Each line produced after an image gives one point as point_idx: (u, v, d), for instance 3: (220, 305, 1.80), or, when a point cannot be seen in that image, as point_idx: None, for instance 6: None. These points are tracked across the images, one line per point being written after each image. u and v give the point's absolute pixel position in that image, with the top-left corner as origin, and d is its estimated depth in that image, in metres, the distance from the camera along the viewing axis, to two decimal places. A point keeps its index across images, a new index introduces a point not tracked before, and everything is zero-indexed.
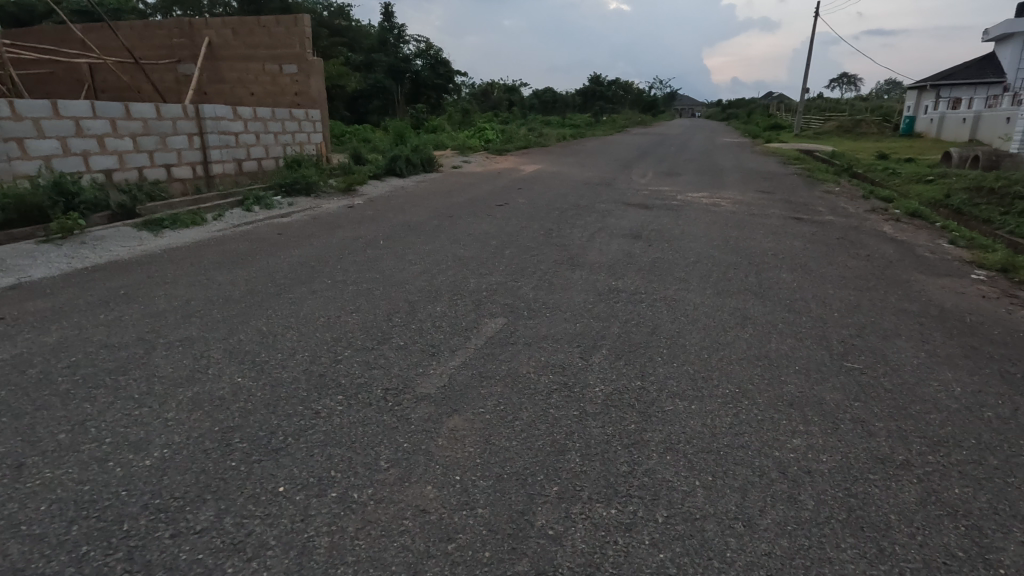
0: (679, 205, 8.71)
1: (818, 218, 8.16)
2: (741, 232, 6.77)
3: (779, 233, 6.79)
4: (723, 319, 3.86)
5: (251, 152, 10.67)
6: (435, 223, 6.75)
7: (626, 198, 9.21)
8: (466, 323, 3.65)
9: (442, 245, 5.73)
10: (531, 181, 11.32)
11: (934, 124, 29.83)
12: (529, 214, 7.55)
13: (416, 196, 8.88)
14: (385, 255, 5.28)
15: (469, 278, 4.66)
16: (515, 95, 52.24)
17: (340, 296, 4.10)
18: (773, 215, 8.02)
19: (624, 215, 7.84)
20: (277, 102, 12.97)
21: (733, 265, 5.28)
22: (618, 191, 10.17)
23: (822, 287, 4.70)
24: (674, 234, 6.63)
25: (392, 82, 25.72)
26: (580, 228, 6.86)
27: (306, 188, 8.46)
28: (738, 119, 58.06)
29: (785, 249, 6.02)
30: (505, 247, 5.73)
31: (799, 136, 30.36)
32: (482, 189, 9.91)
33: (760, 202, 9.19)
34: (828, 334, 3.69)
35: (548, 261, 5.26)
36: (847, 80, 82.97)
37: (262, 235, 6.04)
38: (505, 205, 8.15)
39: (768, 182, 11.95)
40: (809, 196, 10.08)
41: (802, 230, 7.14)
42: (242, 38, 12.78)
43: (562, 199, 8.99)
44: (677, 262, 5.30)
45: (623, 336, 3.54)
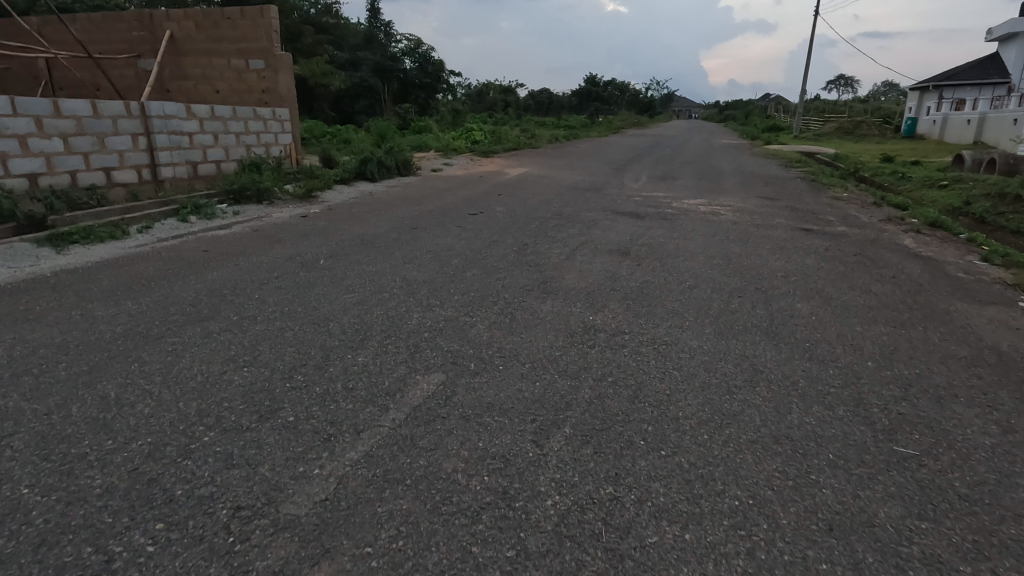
0: (674, 214, 7.85)
1: (830, 228, 7.31)
2: (744, 247, 5.92)
3: (787, 248, 5.95)
4: (727, 374, 2.99)
5: (208, 154, 9.77)
6: (394, 237, 5.88)
7: (616, 206, 8.35)
8: (391, 384, 2.78)
9: (393, 265, 4.85)
10: (515, 185, 10.44)
11: (938, 125, 29.06)
12: (504, 226, 6.69)
13: (382, 204, 8.00)
14: (321, 280, 4.41)
15: (414, 311, 3.79)
16: (509, 96, 51.29)
17: (240, 340, 3.22)
18: (778, 226, 7.17)
19: (613, 226, 6.99)
20: (243, 100, 12.07)
21: (736, 291, 4.42)
22: (608, 197, 9.30)
23: (846, 321, 3.85)
24: (668, 249, 5.78)
25: (379, 81, 24.78)
26: (560, 242, 6.00)
27: (258, 195, 7.56)
28: (736, 121, 57.35)
29: (796, 269, 5.17)
30: (467, 267, 4.87)
31: (799, 138, 29.60)
32: (458, 195, 9.04)
33: (763, 211, 8.34)
34: (865, 397, 2.82)
35: (515, 286, 4.40)
36: (845, 82, 82.35)
37: (185, 252, 5.15)
38: (480, 215, 7.30)
39: (770, 186, 11.12)
40: (815, 203, 9.24)
41: (813, 243, 6.30)
42: (206, 31, 11.88)
43: (544, 207, 8.11)
44: (669, 288, 4.44)
45: (595, 403, 2.67)
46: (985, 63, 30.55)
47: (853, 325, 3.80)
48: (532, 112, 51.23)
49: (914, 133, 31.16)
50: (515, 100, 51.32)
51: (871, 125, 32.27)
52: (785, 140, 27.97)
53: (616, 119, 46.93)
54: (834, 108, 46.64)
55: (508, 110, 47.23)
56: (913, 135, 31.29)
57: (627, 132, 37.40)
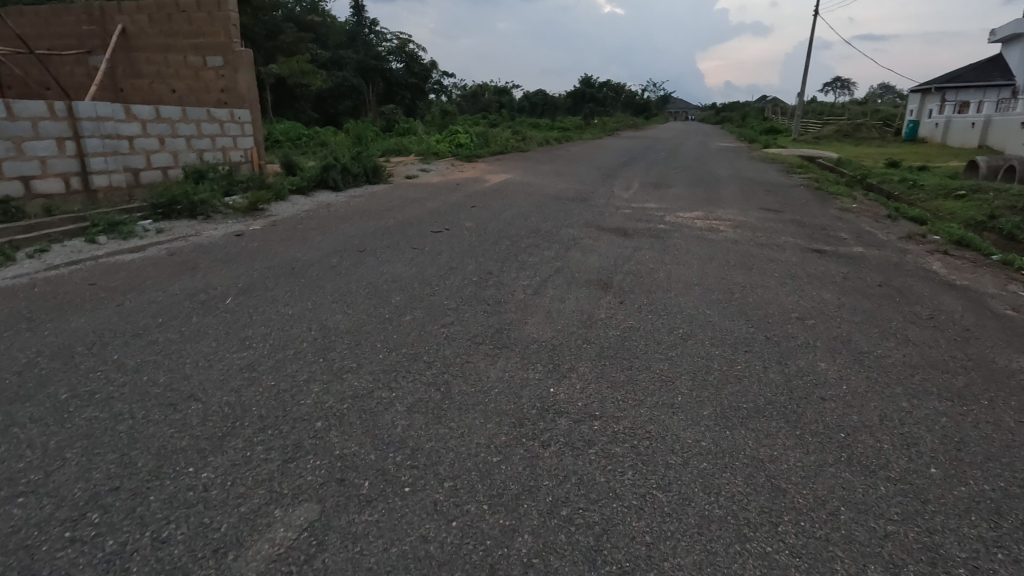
0: (668, 231, 6.93)
1: (844, 248, 6.42)
2: (747, 275, 5.03)
3: (799, 277, 5.05)
4: (733, 497, 2.09)
5: (152, 160, 8.82)
6: (333, 264, 4.95)
7: (602, 221, 7.41)
8: (233, 527, 1.86)
9: (318, 305, 3.94)
10: (495, 194, 9.52)
11: (941, 128, 28.30)
12: (470, 246, 5.77)
13: (337, 218, 7.07)
14: (216, 329, 3.47)
15: (317, 379, 2.87)
16: (502, 97, 50.30)
17: (47, 438, 2.28)
18: (784, 246, 6.27)
19: (597, 245, 6.09)
20: (200, 100, 11.10)
21: (740, 343, 3.52)
22: (595, 209, 8.36)
23: (885, 392, 2.95)
24: (660, 279, 4.86)
25: (362, 80, 23.80)
26: (531, 268, 5.10)
27: (191, 209, 6.63)
28: (733, 123, 56.62)
29: (811, 307, 4.27)
30: (409, 309, 3.94)
31: (799, 142, 28.79)
32: (428, 206, 8.12)
33: (768, 226, 7.43)
34: (940, 543, 1.91)
35: (463, 336, 3.48)
36: (843, 84, 81.83)
37: (68, 286, 4.22)
38: (445, 232, 6.38)
39: (773, 196, 10.26)
40: (823, 216, 8.36)
41: (827, 269, 5.41)
42: (160, 25, 10.92)
43: (521, 222, 7.20)
44: (656, 338, 3.54)
45: (534, 566, 1.74)
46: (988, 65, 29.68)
47: (895, 399, 2.89)
48: (525, 113, 50.29)
49: (915, 137, 30.61)
50: (509, 101, 50.35)
51: (871, 128, 31.49)
52: (784, 143, 27.13)
53: (611, 121, 46.04)
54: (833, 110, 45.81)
55: (502, 112, 46.35)
56: (914, 138, 30.67)
57: (622, 135, 36.48)
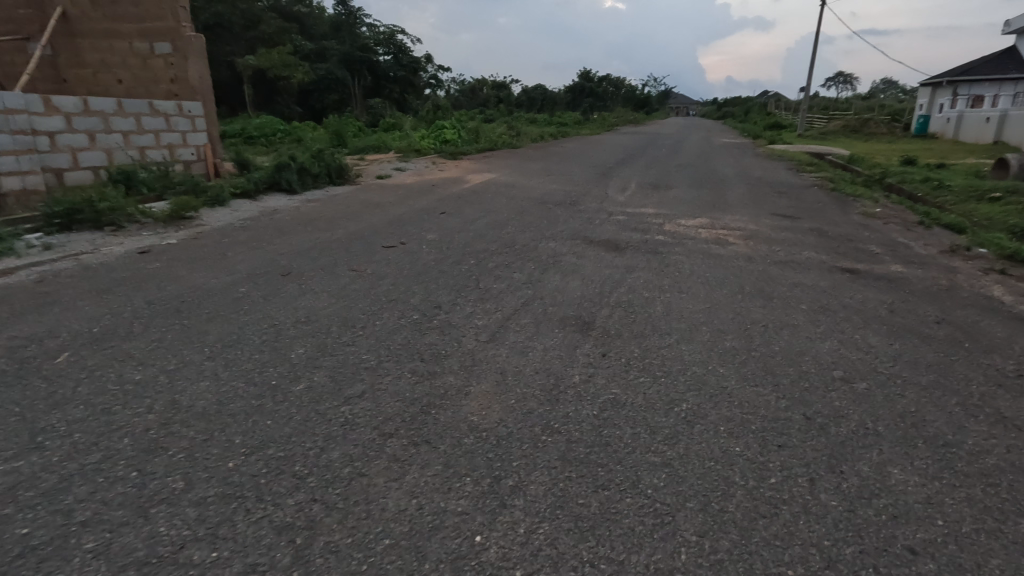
0: (668, 243, 5.86)
1: (879, 265, 5.35)
2: (767, 308, 3.96)
3: (832, 310, 4.00)
4: None
5: (78, 159, 7.76)
6: (239, 295, 3.88)
7: (591, 231, 6.33)
8: None
9: (184, 365, 2.86)
10: (472, 196, 8.43)
11: (953, 124, 27.17)
12: (424, 267, 4.71)
13: (277, 229, 5.99)
14: (11, 412, 2.40)
15: (106, 523, 1.80)
16: (499, 91, 49.03)
17: None
18: (807, 264, 5.20)
19: (582, 263, 5.02)
20: (148, 91, 9.96)
21: (769, 431, 2.45)
22: (584, 216, 7.28)
23: (1007, 536, 1.88)
24: (656, 314, 3.79)
25: (347, 73, 22.63)
26: (494, 298, 4.04)
27: (97, 219, 5.55)
28: (736, 119, 55.37)
29: (858, 360, 3.19)
30: (311, 369, 2.87)
31: (805, 138, 27.60)
32: (391, 213, 7.04)
33: (786, 236, 6.36)
34: None
35: (369, 421, 2.42)
36: (846, 80, 80.74)
37: None
38: (399, 247, 5.31)
39: (785, 198, 9.17)
40: (846, 224, 7.29)
41: (866, 297, 4.33)
42: (101, 8, 9.78)
43: (495, 232, 6.14)
44: (647, 424, 2.47)
45: None
46: (1002, 57, 28.45)
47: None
48: (522, 109, 49.05)
49: (925, 134, 29.53)
50: (506, 95, 49.06)
51: (879, 124, 30.33)
52: (790, 139, 26.00)
53: (610, 116, 44.81)
54: (841, 104, 44.51)
55: (498, 107, 45.08)
56: (924, 135, 29.57)
57: (621, 131, 35.31)
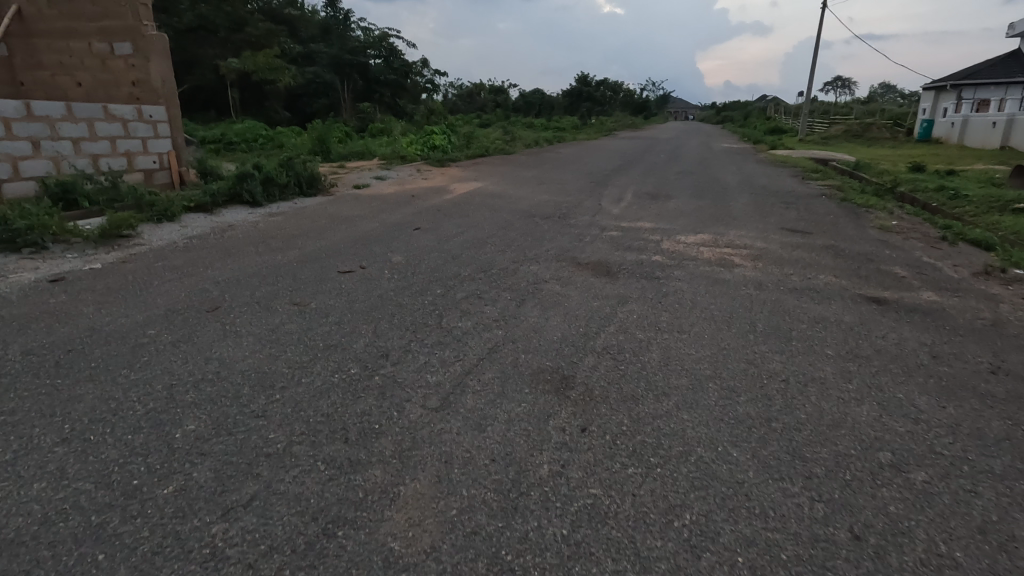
0: (666, 266, 5.19)
1: (907, 292, 4.67)
2: (785, 355, 3.28)
3: (862, 356, 3.32)
4: None
5: (20, 168, 7.11)
6: (145, 339, 3.21)
7: (579, 251, 5.67)
8: None
9: (28, 452, 2.18)
10: (454, 208, 7.75)
11: (957, 128, 26.62)
12: (380, 299, 4.02)
13: (225, 249, 5.31)
14: None
15: None
16: (496, 95, 48.45)
17: None
18: (825, 293, 4.52)
19: (566, 292, 4.35)
20: (108, 95, 9.24)
21: (803, 564, 1.77)
22: (574, 231, 6.62)
23: None
24: (650, 364, 3.12)
25: (336, 76, 21.99)
26: (455, 342, 3.36)
27: (13, 240, 4.87)
28: (735, 123, 54.83)
29: (906, 436, 2.51)
30: (195, 457, 2.19)
31: (807, 143, 26.94)
32: (359, 229, 6.36)
33: (797, 255, 5.68)
34: None
35: (246, 553, 1.73)
36: (843, 85, 80.49)
37: None
38: (358, 273, 4.63)
39: (793, 209, 8.51)
40: (862, 240, 6.62)
41: (901, 338, 3.63)
42: (56, 5, 9.06)
43: (471, 252, 5.47)
44: (636, 554, 1.78)
45: None
46: (1007, 60, 27.86)
47: None
48: (520, 113, 48.46)
49: (929, 138, 28.91)
50: (504, 100, 48.47)
51: (882, 129, 29.73)
52: (792, 144, 25.40)
53: (608, 121, 44.21)
54: (843, 109, 43.89)
55: (495, 112, 44.48)
56: (928, 139, 28.95)
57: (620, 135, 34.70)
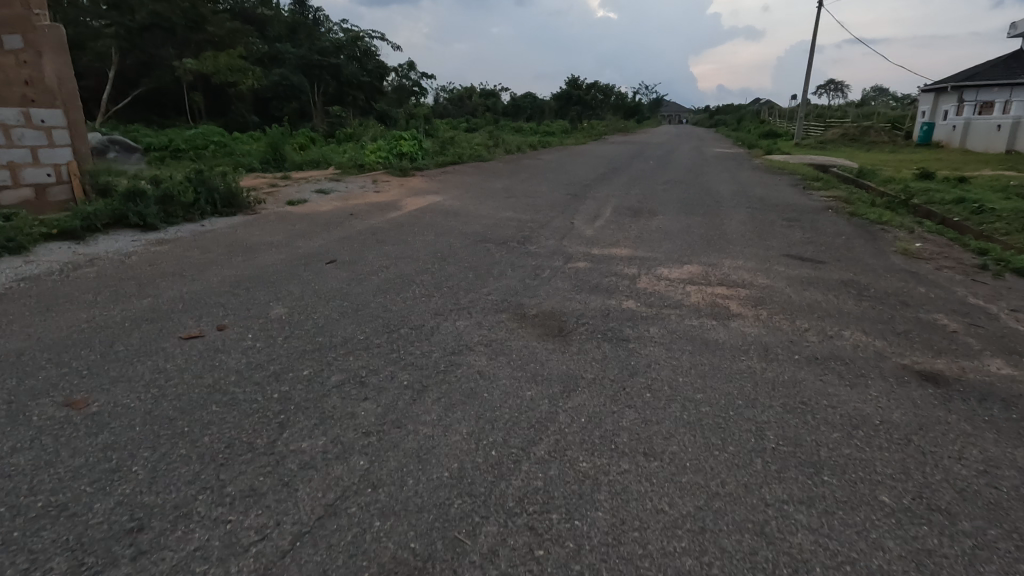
0: (639, 318, 3.91)
1: (965, 361, 3.40)
2: (813, 515, 2.00)
3: (938, 513, 2.04)
4: None
5: None
6: None
7: (529, 294, 4.40)
8: None
9: None
10: (394, 230, 6.48)
11: (961, 132, 25.50)
12: (206, 392, 2.71)
13: (56, 295, 4.01)
14: None
15: None
16: (484, 98, 47.22)
17: None
18: (856, 365, 3.25)
19: (490, 371, 3.06)
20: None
21: None
22: (531, 263, 5.35)
23: None
24: (589, 545, 1.84)
25: (304, 79, 20.65)
26: (277, 490, 2.06)
27: None
28: (729, 127, 53.84)
29: None
30: None
31: (804, 147, 25.83)
32: (259, 261, 5.08)
33: (810, 298, 4.42)
34: None
35: None
36: (837, 88, 79.86)
37: None
38: (206, 339, 3.33)
39: (796, 228, 7.27)
40: (885, 272, 5.36)
41: (988, 464, 2.35)
42: None
43: (386, 298, 4.17)
44: None
45: None
46: (1009, 61, 26.79)
47: None
48: (508, 117, 47.29)
49: (929, 142, 27.83)
50: (493, 103, 47.24)
51: (880, 133, 28.67)
52: (787, 149, 24.30)
53: (600, 125, 43.05)
54: (839, 112, 42.80)
55: (484, 116, 43.26)
56: (928, 143, 27.87)
57: (610, 140, 33.58)
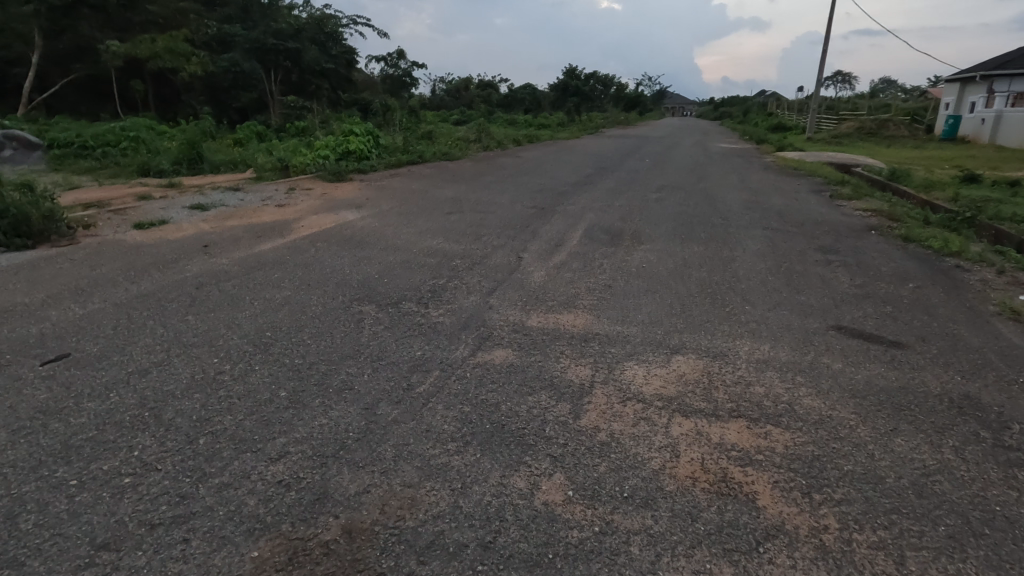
0: (556, 555, 1.78)
1: None
2: None
3: None
4: None
5: None
6: None
7: (357, 456, 2.25)
8: None
9: None
10: (237, 277, 4.31)
11: (988, 127, 23.25)
12: None
13: None
14: None
15: None
16: (478, 90, 44.83)
17: None
18: None
19: None
20: None
21: None
22: (412, 353, 3.19)
23: None
24: None
25: (259, 65, 18.39)
26: None
27: None
28: (735, 118, 51.23)
29: None
30: None
31: (819, 142, 23.55)
32: None
33: (910, 466, 2.27)
34: None
35: None
36: (844, 79, 76.93)
37: None
38: None
39: (836, 268, 5.10)
40: (1005, 368, 3.19)
41: None
42: None
43: (44, 482, 2.03)
44: None
45: None
46: None
47: None
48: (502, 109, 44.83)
49: (953, 137, 25.50)
50: (487, 94, 44.84)
51: (899, 126, 26.32)
52: (797, 144, 21.99)
53: (596, 117, 40.55)
54: (851, 103, 40.26)
55: (477, 107, 40.85)
56: (953, 138, 25.51)
57: (607, 133, 31.36)
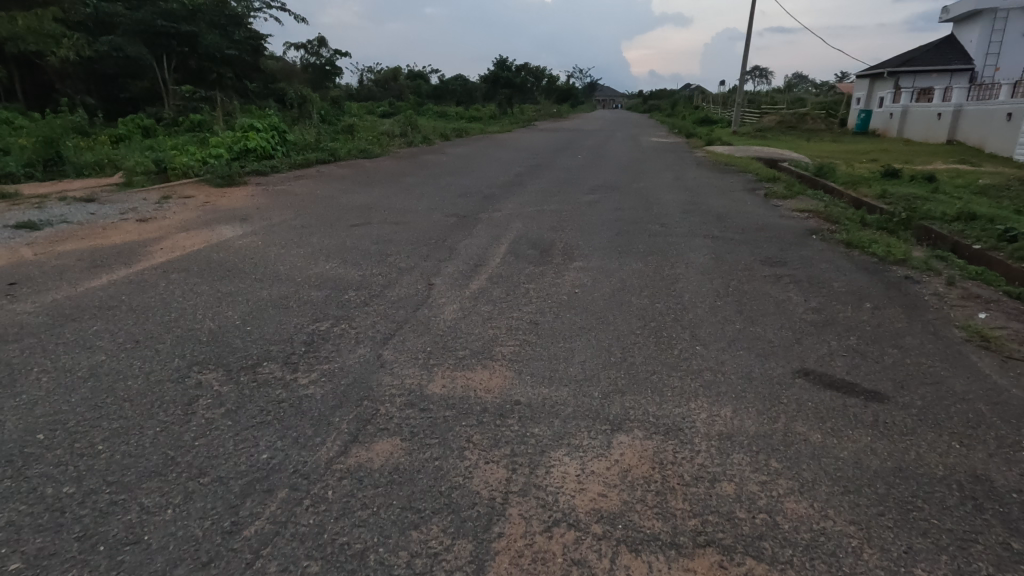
0: None
1: None
2: None
3: None
4: None
5: None
6: None
7: None
8: None
9: None
10: (35, 336, 3.17)
11: (895, 120, 24.45)
12: None
13: None
14: None
15: None
16: (407, 80, 43.10)
17: None
18: None
19: None
20: None
21: None
22: (255, 458, 2.24)
23: None
24: None
25: (148, 50, 16.29)
26: None
27: None
28: (664, 111, 52.16)
29: None
30: None
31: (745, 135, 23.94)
32: None
33: None
34: None
35: None
36: (762, 74, 80.56)
37: None
38: None
39: (787, 287, 4.54)
40: (1002, 426, 2.64)
41: None
42: None
43: None
44: None
45: None
46: (941, 46, 25.82)
47: None
48: (432, 100, 43.34)
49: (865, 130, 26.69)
50: (416, 85, 43.19)
51: (817, 120, 27.31)
52: (724, 137, 22.14)
53: (529, 109, 39.92)
54: (770, 98, 41.79)
55: (406, 99, 39.21)
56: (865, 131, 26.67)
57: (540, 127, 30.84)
